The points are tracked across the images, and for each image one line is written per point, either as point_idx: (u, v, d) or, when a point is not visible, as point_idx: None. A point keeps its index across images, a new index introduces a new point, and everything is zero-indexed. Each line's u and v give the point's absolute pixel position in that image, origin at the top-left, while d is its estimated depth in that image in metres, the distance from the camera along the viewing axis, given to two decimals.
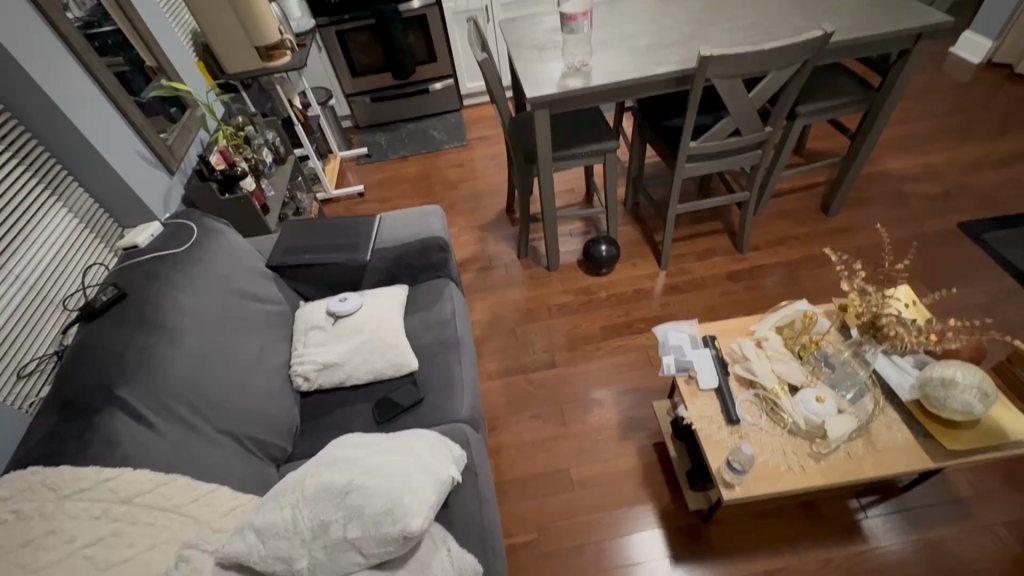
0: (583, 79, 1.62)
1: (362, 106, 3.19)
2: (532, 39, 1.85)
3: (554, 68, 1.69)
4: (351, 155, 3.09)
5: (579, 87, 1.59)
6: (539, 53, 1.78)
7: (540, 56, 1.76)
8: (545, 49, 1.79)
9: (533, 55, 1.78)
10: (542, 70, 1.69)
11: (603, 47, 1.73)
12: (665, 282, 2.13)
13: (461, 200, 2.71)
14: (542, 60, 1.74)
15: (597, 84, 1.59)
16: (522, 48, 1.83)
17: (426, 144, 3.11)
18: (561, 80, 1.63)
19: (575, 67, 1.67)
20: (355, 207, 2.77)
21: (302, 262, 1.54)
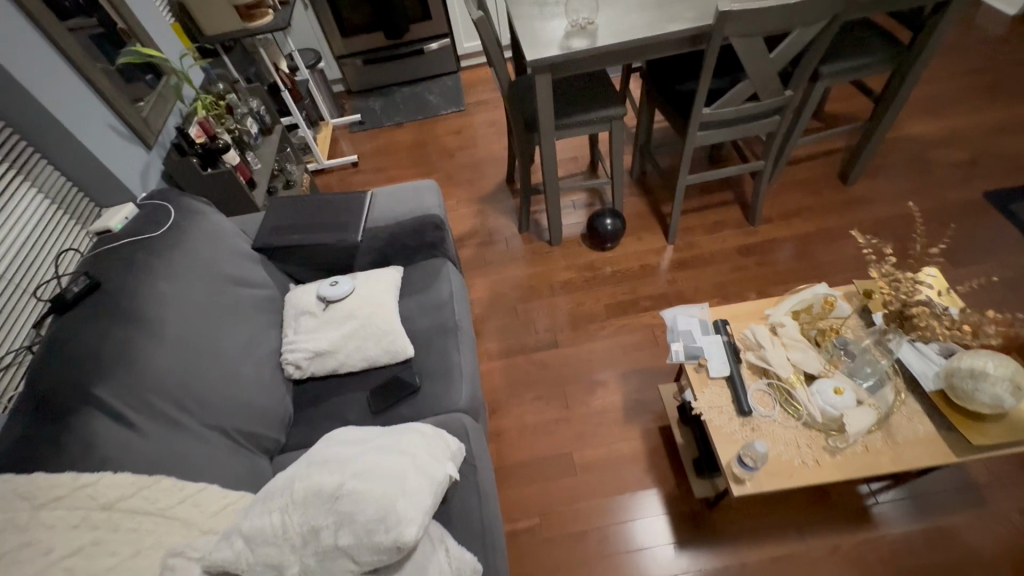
0: (588, 39, 1.48)
1: (353, 69, 3.01)
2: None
3: (557, 26, 1.55)
4: (344, 122, 2.94)
5: (585, 49, 1.46)
6: (541, 9, 1.62)
7: (542, 13, 1.61)
8: (547, 5, 1.63)
9: (534, 11, 1.62)
10: (544, 29, 1.55)
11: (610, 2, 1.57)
12: (673, 258, 2.04)
13: (459, 170, 2.59)
14: (544, 17, 1.59)
15: (605, 45, 1.45)
16: (522, 4, 1.67)
17: (422, 110, 2.96)
18: (565, 41, 1.49)
19: (580, 25, 1.52)
20: (349, 178, 2.66)
21: (290, 243, 1.45)
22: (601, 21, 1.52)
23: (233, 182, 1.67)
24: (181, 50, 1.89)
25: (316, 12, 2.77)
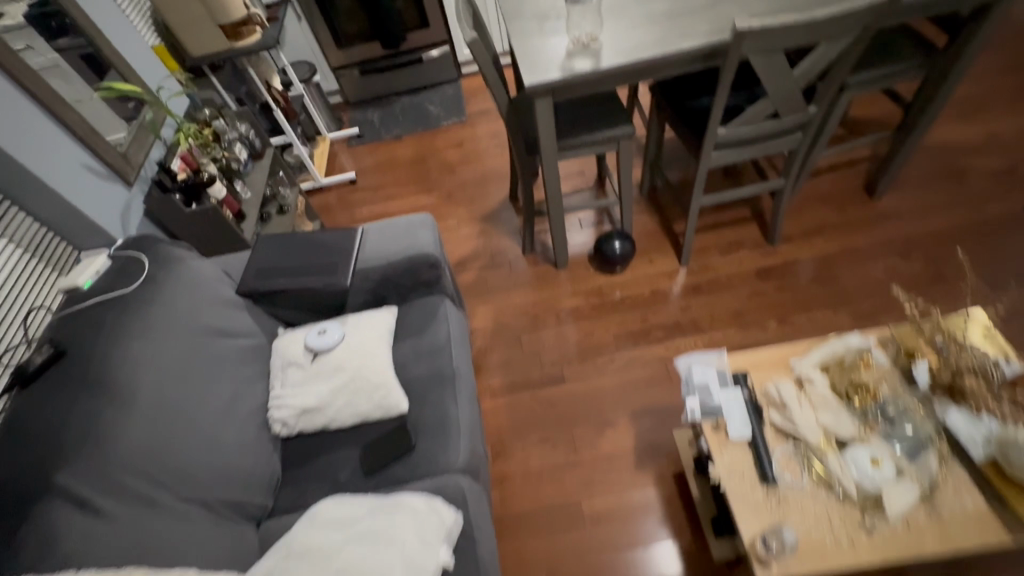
0: (592, 59, 1.36)
1: (351, 81, 2.90)
2: (531, 8, 1.57)
3: (558, 43, 1.43)
4: (342, 136, 2.85)
5: (588, 71, 1.34)
6: (540, 25, 1.50)
7: (541, 29, 1.49)
8: (544, 21, 1.51)
9: (533, 28, 1.50)
10: (544, 48, 1.43)
11: (616, 15, 1.45)
12: (686, 282, 1.92)
13: (460, 187, 2.48)
14: (543, 33, 1.47)
15: (607, 66, 1.33)
16: (519, 19, 1.55)
17: (421, 121, 2.85)
18: (566, 62, 1.37)
19: (582, 43, 1.40)
20: (347, 197, 2.57)
21: (275, 288, 1.36)
22: (604, 37, 1.40)
23: (220, 219, 1.58)
24: (165, 75, 1.80)
25: (310, 23, 2.67)
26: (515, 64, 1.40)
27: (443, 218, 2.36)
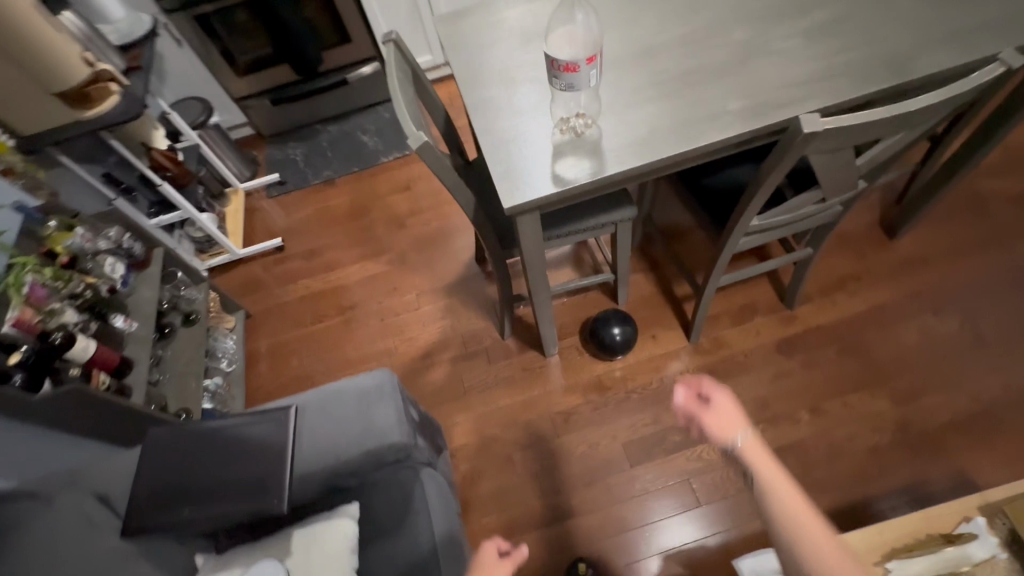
0: (592, 156, 0.99)
1: (262, 111, 2.34)
2: (493, 70, 1.17)
3: (539, 129, 1.04)
4: (259, 185, 2.32)
5: (589, 178, 0.97)
6: (510, 97, 1.11)
7: (511, 105, 1.10)
8: (515, 90, 1.12)
9: (501, 101, 1.11)
10: (520, 139, 1.04)
11: (612, 83, 1.07)
12: (699, 366, 1.64)
13: (415, 247, 2.05)
14: (516, 112, 1.08)
15: (612, 172, 0.97)
16: (480, 87, 1.15)
17: (356, 158, 2.36)
18: (553, 162, 1.00)
19: (573, 129, 1.02)
20: (274, 270, 2.09)
21: (177, 525, 0.96)
22: (601, 121, 1.02)
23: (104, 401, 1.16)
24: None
25: (193, 47, 2.08)
26: (487, 171, 1.01)
27: (399, 291, 1.95)
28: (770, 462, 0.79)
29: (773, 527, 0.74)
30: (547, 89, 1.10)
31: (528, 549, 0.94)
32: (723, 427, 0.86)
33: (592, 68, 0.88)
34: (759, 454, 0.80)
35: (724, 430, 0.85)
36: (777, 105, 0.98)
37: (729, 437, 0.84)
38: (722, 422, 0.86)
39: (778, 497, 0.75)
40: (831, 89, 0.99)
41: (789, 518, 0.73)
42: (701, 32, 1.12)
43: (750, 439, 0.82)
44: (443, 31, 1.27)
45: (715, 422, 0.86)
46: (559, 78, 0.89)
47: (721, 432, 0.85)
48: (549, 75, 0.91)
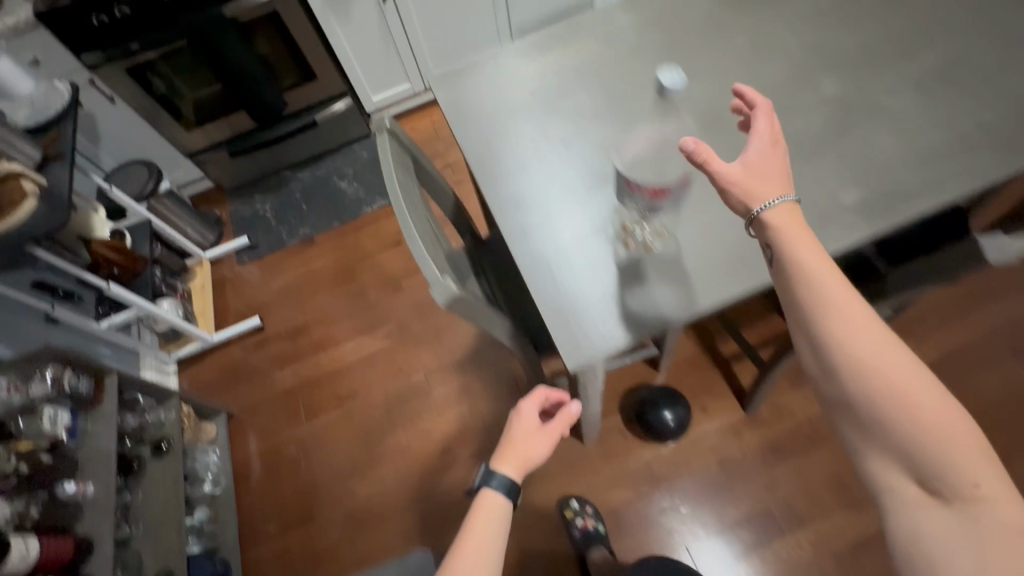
0: (677, 282, 0.76)
1: (222, 164, 2.04)
2: (518, 157, 0.93)
3: (596, 244, 0.81)
4: (226, 252, 2.02)
5: (679, 315, 0.74)
6: (548, 197, 0.87)
7: (549, 208, 0.86)
8: (552, 188, 0.88)
9: (538, 203, 0.87)
10: (574, 258, 0.81)
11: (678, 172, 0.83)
12: (761, 441, 1.43)
13: (416, 314, 1.79)
14: (560, 219, 0.85)
15: (706, 306, 0.74)
16: (505, 183, 0.91)
17: (336, 209, 2.07)
18: (622, 290, 0.76)
19: (642, 244, 0.79)
20: (255, 354, 1.81)
21: None
22: (676, 228, 0.79)
23: None
24: None
25: (129, 103, 1.75)
26: (537, 310, 0.77)
27: (404, 372, 1.70)
28: (804, 233, 0.64)
29: (796, 302, 0.63)
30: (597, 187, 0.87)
31: (577, 410, 0.83)
32: (739, 171, 0.66)
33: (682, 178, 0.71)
34: (788, 228, 0.64)
35: (745, 194, 0.66)
36: (904, 196, 0.76)
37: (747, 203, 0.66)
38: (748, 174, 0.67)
39: (813, 270, 0.61)
40: (969, 168, 0.77)
41: (812, 284, 0.61)
42: (781, 92, 0.88)
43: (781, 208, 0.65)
44: (444, 100, 1.01)
45: (736, 167, 0.66)
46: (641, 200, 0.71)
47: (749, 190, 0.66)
48: (622, 196, 0.74)
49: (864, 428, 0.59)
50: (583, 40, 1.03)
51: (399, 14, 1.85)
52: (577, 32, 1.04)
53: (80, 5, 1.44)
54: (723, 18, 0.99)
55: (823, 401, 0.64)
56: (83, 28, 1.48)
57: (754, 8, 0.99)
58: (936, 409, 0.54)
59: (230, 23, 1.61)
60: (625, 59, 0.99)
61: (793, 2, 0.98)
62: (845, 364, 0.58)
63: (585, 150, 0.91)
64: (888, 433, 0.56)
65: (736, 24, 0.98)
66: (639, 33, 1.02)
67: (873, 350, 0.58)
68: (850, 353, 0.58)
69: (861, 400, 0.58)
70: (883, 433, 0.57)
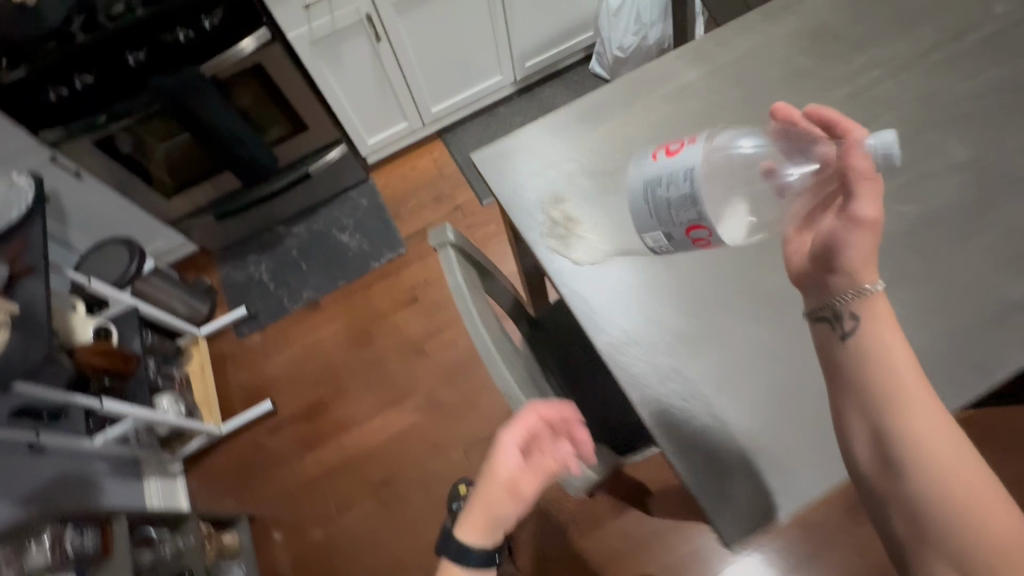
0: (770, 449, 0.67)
1: (207, 228, 1.84)
2: (596, 254, 0.80)
3: (702, 370, 0.73)
4: (223, 326, 1.82)
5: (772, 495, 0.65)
6: (638, 305, 0.76)
7: (646, 319, 0.76)
8: (642, 296, 0.77)
9: (628, 315, 0.76)
10: (681, 387, 0.72)
11: (784, 288, 0.75)
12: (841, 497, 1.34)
13: (446, 381, 1.64)
14: (661, 332, 0.75)
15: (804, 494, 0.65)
16: (587, 288, 0.78)
17: (340, 266, 1.90)
18: (728, 434, 0.69)
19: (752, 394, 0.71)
20: (271, 443, 1.64)
21: None
22: (792, 354, 0.72)
23: None
24: None
25: (99, 177, 1.53)
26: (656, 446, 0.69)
27: (441, 449, 1.55)
28: (893, 321, 0.58)
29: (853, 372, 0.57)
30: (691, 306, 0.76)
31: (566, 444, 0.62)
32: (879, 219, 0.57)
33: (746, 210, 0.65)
34: (883, 318, 0.57)
35: (852, 270, 0.59)
36: None
37: (864, 276, 0.58)
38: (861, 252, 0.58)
39: (882, 345, 0.57)
40: None
41: (879, 362, 0.56)
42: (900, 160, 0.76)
43: (872, 296, 0.58)
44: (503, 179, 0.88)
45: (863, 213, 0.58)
46: (680, 246, 0.62)
47: (861, 272, 0.58)
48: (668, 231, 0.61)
49: (915, 520, 0.52)
50: (649, 100, 0.89)
51: (394, 51, 1.69)
52: (640, 91, 0.90)
53: (35, 78, 1.24)
54: (808, 69, 0.87)
55: (865, 487, 0.57)
56: (38, 103, 1.28)
57: (841, 54, 0.87)
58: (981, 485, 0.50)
59: (209, 81, 1.41)
60: (705, 123, 0.86)
61: (885, 46, 0.87)
62: (902, 445, 0.53)
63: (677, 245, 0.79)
64: (945, 531, 0.50)
65: (826, 75, 0.86)
66: (713, 89, 0.89)
67: (936, 433, 0.52)
68: (910, 435, 0.53)
69: (922, 488, 0.52)
70: (938, 526, 0.50)
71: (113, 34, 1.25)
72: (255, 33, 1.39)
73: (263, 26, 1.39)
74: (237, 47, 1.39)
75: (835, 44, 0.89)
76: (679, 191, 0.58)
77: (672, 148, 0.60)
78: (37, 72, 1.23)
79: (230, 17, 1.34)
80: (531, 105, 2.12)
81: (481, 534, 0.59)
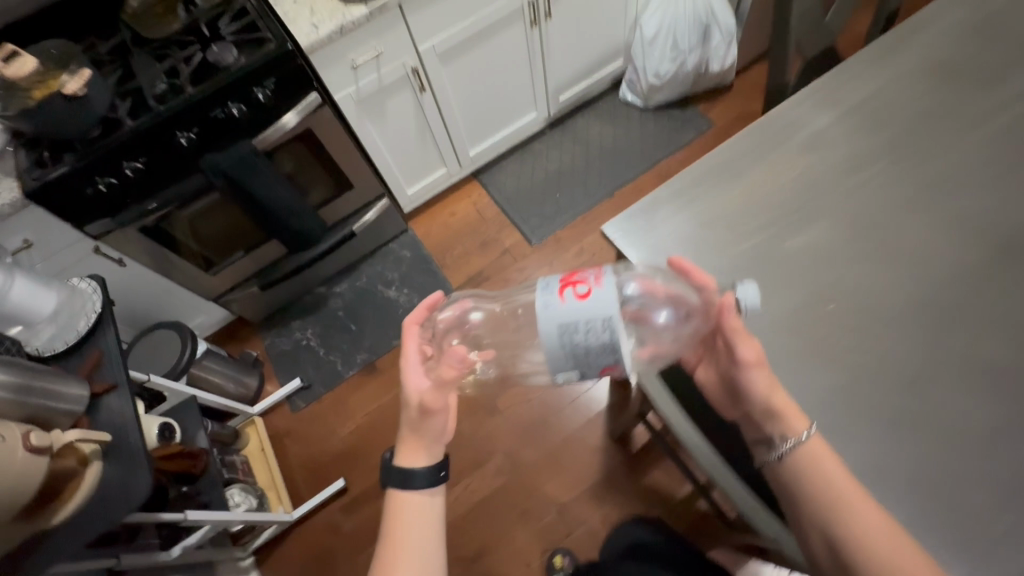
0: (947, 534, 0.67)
1: (250, 299, 1.75)
2: (761, 331, 0.77)
3: (887, 436, 0.72)
4: (276, 401, 1.72)
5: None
6: (808, 386, 0.74)
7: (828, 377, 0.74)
8: (814, 375, 0.75)
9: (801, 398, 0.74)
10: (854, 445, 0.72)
11: (979, 357, 0.74)
12: None
13: (525, 438, 1.57)
14: (844, 391, 0.74)
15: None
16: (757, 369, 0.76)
17: (392, 324, 1.81)
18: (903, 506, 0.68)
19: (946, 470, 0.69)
20: (348, 523, 1.55)
21: None
22: (985, 437, 0.71)
23: None
24: None
25: (142, 263, 1.44)
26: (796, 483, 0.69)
27: (531, 513, 1.48)
28: (836, 460, 0.68)
29: (809, 498, 0.67)
30: (885, 372, 0.74)
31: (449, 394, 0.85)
32: (761, 356, 0.73)
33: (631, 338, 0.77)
34: (830, 460, 0.67)
35: (781, 415, 0.70)
36: None
37: (799, 425, 0.69)
38: (782, 399, 0.71)
39: (830, 475, 0.67)
40: None
41: (831, 486, 0.66)
42: None
43: (814, 442, 0.68)
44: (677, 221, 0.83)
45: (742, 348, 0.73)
46: (585, 376, 0.67)
47: (790, 420, 0.70)
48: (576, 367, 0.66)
49: None
50: (785, 153, 0.85)
51: (437, 100, 1.63)
52: (773, 142, 0.86)
53: (81, 172, 1.15)
54: (939, 112, 0.85)
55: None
56: (87, 197, 1.20)
57: (977, 90, 0.86)
58: (915, 567, 0.61)
59: (259, 155, 1.34)
60: (848, 176, 0.83)
61: (1011, 84, 0.86)
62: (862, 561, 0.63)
63: (846, 309, 0.77)
64: None
65: (965, 117, 0.85)
66: (849, 138, 0.85)
67: (896, 547, 0.62)
68: (867, 552, 0.63)
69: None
70: None
71: (165, 118, 1.17)
72: (303, 102, 1.32)
73: (313, 92, 1.33)
74: (280, 122, 1.31)
75: (965, 79, 0.87)
76: (599, 341, 0.63)
77: (581, 290, 0.63)
78: (83, 165, 1.14)
79: (281, 87, 1.27)
80: (566, 138, 2.07)
81: (421, 457, 0.76)
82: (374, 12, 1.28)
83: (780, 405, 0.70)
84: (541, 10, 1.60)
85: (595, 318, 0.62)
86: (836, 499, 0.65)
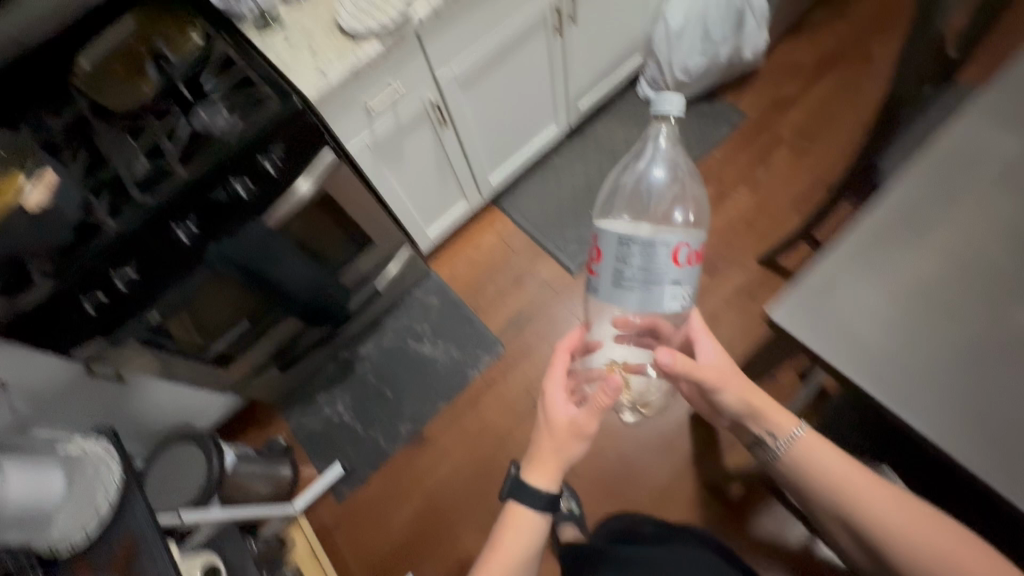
0: None
1: (270, 381, 1.53)
2: (1015, 429, 0.60)
3: None
4: (319, 492, 1.52)
5: None
6: None
7: None
8: None
9: None
10: None
11: None
12: None
13: (610, 500, 1.41)
14: None
15: None
16: None
17: (433, 386, 1.62)
18: None
19: None
20: None
21: None
22: None
23: None
24: None
25: (147, 373, 1.22)
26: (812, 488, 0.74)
27: None
28: (833, 450, 0.75)
29: (814, 487, 0.74)
30: None
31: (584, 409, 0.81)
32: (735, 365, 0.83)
33: (619, 314, 0.88)
34: (824, 451, 0.74)
35: (771, 420, 0.79)
36: None
37: (787, 424, 0.78)
38: (771, 406, 0.80)
39: (820, 461, 0.74)
40: None
41: (826, 475, 0.73)
42: None
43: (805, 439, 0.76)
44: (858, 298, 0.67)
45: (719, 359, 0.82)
46: (687, 276, 0.70)
47: (779, 421, 0.78)
48: (663, 281, 0.68)
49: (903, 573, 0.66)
50: (967, 196, 0.69)
51: (458, 134, 1.43)
52: (952, 182, 0.70)
53: (62, 294, 0.92)
54: None
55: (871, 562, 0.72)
56: (70, 320, 0.96)
57: None
58: (908, 516, 0.66)
59: (273, 230, 1.13)
60: None
61: None
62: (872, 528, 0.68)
63: None
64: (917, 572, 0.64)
65: None
66: None
67: (890, 506, 0.68)
68: (868, 514, 0.69)
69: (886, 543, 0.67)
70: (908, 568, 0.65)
71: (155, 212, 0.94)
72: (316, 161, 1.10)
73: (326, 146, 1.10)
74: (291, 189, 1.10)
75: None
76: (636, 257, 0.67)
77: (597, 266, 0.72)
78: (63, 285, 0.91)
79: (291, 149, 1.05)
80: (588, 149, 1.87)
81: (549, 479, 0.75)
82: (390, 45, 1.06)
83: (760, 406, 0.80)
84: (564, 15, 1.40)
85: (613, 246, 0.68)
86: (833, 485, 0.72)
